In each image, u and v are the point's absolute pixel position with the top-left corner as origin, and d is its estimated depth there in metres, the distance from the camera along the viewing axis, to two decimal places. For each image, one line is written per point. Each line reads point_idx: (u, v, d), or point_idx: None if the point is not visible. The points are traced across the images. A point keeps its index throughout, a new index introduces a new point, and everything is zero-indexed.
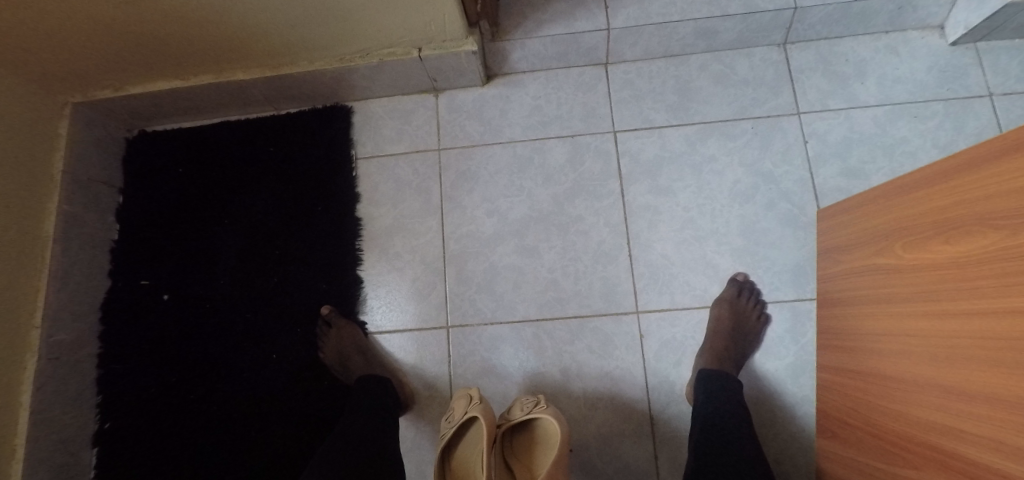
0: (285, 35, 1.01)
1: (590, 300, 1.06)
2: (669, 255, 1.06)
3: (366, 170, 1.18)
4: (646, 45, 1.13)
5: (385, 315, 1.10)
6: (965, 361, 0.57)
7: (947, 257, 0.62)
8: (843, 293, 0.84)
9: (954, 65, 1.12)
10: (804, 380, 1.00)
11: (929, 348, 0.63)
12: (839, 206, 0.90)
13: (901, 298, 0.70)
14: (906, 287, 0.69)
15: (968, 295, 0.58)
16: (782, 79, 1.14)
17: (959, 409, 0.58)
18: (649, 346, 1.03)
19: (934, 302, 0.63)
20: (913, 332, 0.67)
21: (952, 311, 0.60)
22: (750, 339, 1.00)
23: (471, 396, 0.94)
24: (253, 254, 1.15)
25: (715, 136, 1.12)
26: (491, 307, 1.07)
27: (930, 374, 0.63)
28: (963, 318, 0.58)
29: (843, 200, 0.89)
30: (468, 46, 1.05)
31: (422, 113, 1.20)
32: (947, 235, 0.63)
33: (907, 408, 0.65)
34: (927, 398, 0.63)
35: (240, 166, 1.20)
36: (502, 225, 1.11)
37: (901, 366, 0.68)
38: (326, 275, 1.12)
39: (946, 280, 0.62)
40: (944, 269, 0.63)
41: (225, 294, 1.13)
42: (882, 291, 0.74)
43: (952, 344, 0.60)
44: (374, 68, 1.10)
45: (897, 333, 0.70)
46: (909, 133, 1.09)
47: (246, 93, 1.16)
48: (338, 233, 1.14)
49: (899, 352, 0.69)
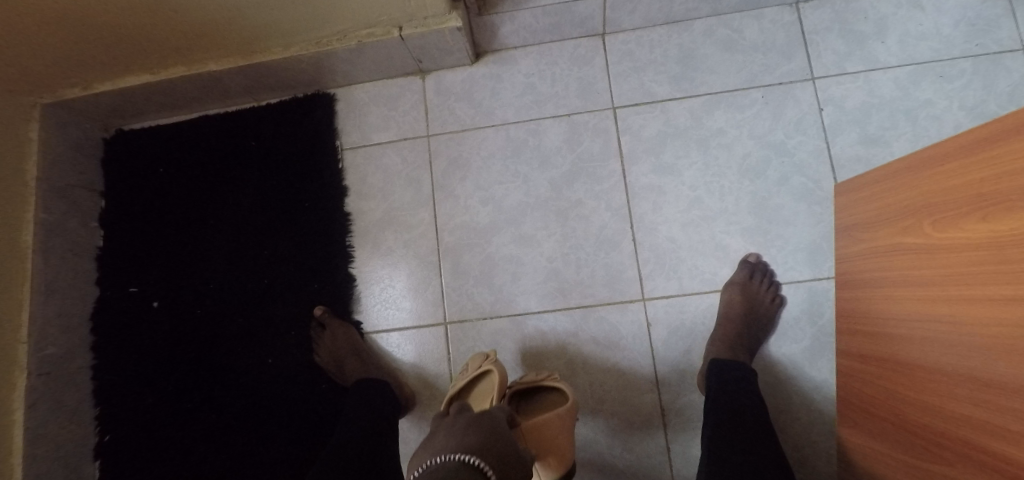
0: (253, 20, 0.94)
1: (593, 289, 1.00)
2: (676, 238, 1.00)
3: (353, 161, 1.12)
4: (646, 11, 1.05)
5: (380, 313, 1.06)
6: (990, 347, 0.51)
7: (982, 237, 0.54)
8: (862, 274, 0.77)
9: (984, 18, 1.03)
10: (824, 362, 0.94)
11: (948, 336, 0.57)
12: (858, 179, 0.83)
13: (920, 281, 0.63)
14: (930, 270, 0.61)
15: (992, 280, 0.51)
16: (794, 41, 1.05)
17: (978, 399, 0.52)
18: (657, 334, 0.98)
19: (961, 287, 0.56)
20: (931, 317, 0.60)
21: (973, 297, 0.54)
22: (764, 323, 0.94)
23: (488, 354, 0.94)
24: (241, 255, 1.11)
25: (722, 108, 1.04)
26: (491, 301, 1.02)
27: (947, 358, 0.57)
28: (989, 303, 0.51)
29: (863, 175, 0.82)
30: (452, 23, 0.97)
31: (409, 97, 1.13)
32: (982, 212, 0.54)
33: (928, 398, 0.60)
34: (945, 388, 0.57)
35: (223, 163, 1.15)
36: (498, 213, 1.06)
37: (919, 352, 0.62)
38: (318, 273, 1.08)
39: (979, 264, 0.53)
40: (978, 252, 0.54)
41: (216, 297, 1.10)
42: (899, 274, 0.67)
43: (973, 325, 0.54)
44: (353, 52, 1.03)
45: (912, 313, 0.64)
46: (934, 95, 1.01)
47: (221, 85, 1.09)
48: (327, 229, 1.09)
49: (916, 338, 0.63)
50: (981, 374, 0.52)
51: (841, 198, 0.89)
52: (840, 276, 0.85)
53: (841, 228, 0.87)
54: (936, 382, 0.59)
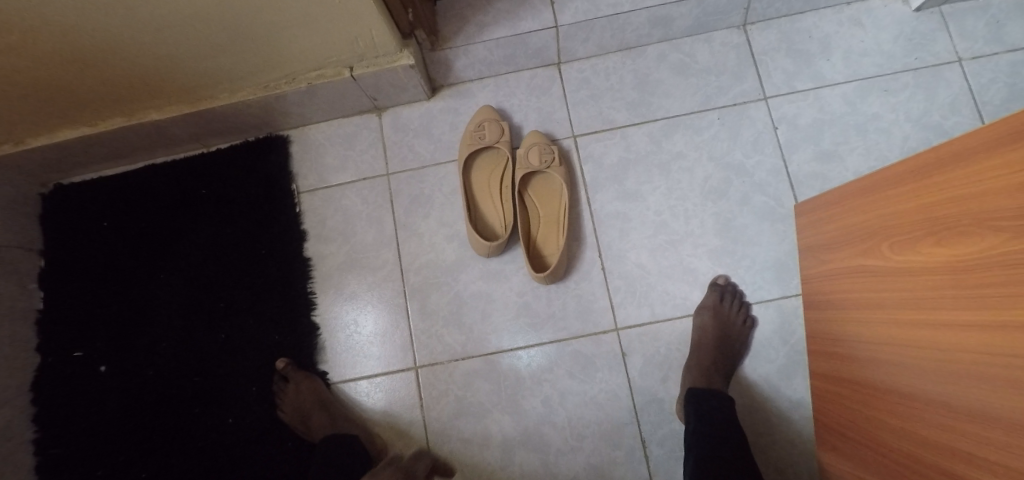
0: (195, 67, 0.90)
1: (566, 322, 0.98)
2: (645, 264, 1.00)
3: (310, 204, 1.08)
4: (599, 39, 1.05)
5: (347, 361, 1.01)
6: (957, 375, 0.51)
7: (939, 261, 0.54)
8: (828, 295, 0.78)
9: (921, 32, 1.07)
10: (798, 381, 0.94)
11: (918, 361, 0.57)
12: (817, 199, 0.84)
13: (886, 304, 0.63)
14: (893, 293, 0.62)
15: (954, 304, 0.51)
16: (745, 63, 1.07)
17: (947, 426, 0.52)
18: (632, 364, 0.96)
19: (924, 311, 0.56)
20: (900, 341, 0.60)
21: (939, 322, 0.54)
22: (737, 345, 0.94)
23: (502, 126, 1.03)
24: (196, 309, 1.05)
25: (681, 131, 1.05)
26: (462, 341, 0.99)
27: (917, 383, 0.57)
28: (954, 329, 0.52)
29: (821, 195, 0.83)
30: (404, 61, 0.95)
31: (366, 135, 1.10)
32: (936, 236, 0.55)
33: (901, 423, 0.59)
34: (916, 413, 0.57)
35: (171, 213, 1.09)
36: (464, 250, 1.03)
37: (891, 377, 0.62)
38: (279, 324, 1.03)
39: (939, 288, 0.54)
40: (936, 276, 0.55)
41: (170, 356, 1.03)
42: (865, 295, 0.67)
43: (938, 349, 0.54)
44: (304, 94, 0.99)
45: (882, 335, 0.64)
46: (881, 109, 1.04)
47: (166, 133, 1.04)
48: (286, 277, 1.04)
49: (888, 361, 0.63)
50: (949, 399, 0.52)
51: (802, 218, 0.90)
52: (808, 297, 0.85)
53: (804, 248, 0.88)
54: (908, 407, 0.58)
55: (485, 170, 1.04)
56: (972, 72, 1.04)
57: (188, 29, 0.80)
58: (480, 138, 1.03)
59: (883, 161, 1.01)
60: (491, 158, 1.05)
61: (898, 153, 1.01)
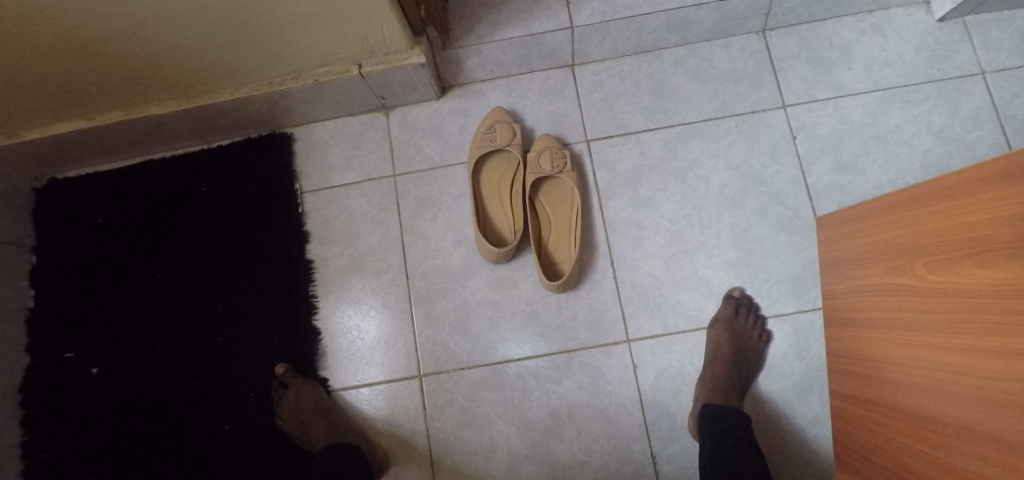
0: (199, 61, 0.87)
1: (576, 332, 0.95)
2: (658, 274, 0.97)
3: (314, 204, 1.05)
4: (615, 42, 1.02)
5: (349, 367, 0.98)
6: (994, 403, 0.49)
7: (978, 285, 0.52)
8: (853, 313, 0.75)
9: (944, 43, 1.04)
10: (813, 398, 0.91)
11: (951, 386, 0.55)
12: (843, 213, 0.81)
13: (919, 326, 0.60)
14: (926, 314, 0.59)
15: (995, 330, 0.49)
16: (764, 70, 1.05)
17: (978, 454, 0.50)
18: (644, 377, 0.93)
19: (961, 335, 0.54)
20: (933, 365, 0.58)
21: (978, 348, 0.51)
22: (752, 360, 0.92)
23: (514, 128, 1.00)
24: (192, 310, 1.01)
25: (697, 138, 1.02)
26: (468, 350, 0.96)
27: (950, 410, 0.54)
28: (994, 356, 0.49)
29: (847, 208, 0.80)
30: (415, 59, 0.92)
31: (373, 134, 1.07)
32: (976, 258, 0.52)
33: (927, 448, 0.57)
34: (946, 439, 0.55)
35: (169, 210, 1.06)
36: (472, 255, 1.00)
37: (921, 401, 0.59)
38: (278, 328, 0.99)
39: (978, 313, 0.51)
40: (975, 299, 0.52)
41: (165, 359, 1.00)
42: (896, 316, 0.65)
43: (977, 376, 0.51)
44: (310, 90, 0.96)
45: (914, 358, 0.61)
46: (902, 120, 1.02)
47: (165, 128, 1.01)
48: (287, 280, 1.01)
49: (919, 385, 0.60)
50: (985, 428, 0.49)
51: (825, 232, 0.87)
52: (830, 314, 0.83)
53: (827, 264, 0.85)
54: (939, 434, 0.56)
55: (495, 173, 1.01)
56: (996, 85, 1.02)
57: (189, 21, 0.77)
58: (490, 141, 1.00)
59: (904, 174, 0.99)
60: (501, 161, 1.02)
61: (919, 166, 0.99)
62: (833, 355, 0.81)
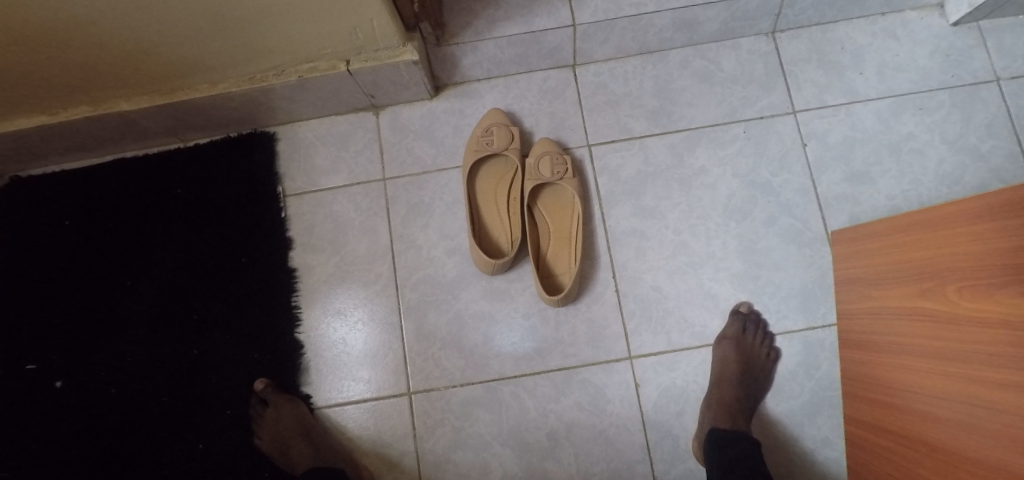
0: (172, 54, 0.80)
1: (575, 348, 0.90)
2: (662, 287, 0.92)
3: (298, 209, 0.99)
4: (618, 41, 0.97)
5: (333, 383, 0.92)
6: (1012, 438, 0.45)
7: (1007, 316, 0.48)
8: (875, 335, 0.71)
9: (958, 48, 1.01)
10: (822, 419, 0.87)
11: (974, 420, 0.51)
12: (864, 228, 0.76)
13: (947, 355, 0.56)
14: (953, 342, 0.55)
15: None
16: (773, 74, 1.00)
17: None
18: (646, 396, 0.88)
19: (987, 367, 0.50)
20: (958, 397, 0.54)
21: (1006, 381, 0.47)
22: (759, 379, 0.87)
23: (512, 131, 0.95)
24: (166, 320, 0.95)
25: (703, 144, 0.97)
26: (461, 366, 0.91)
27: (970, 445, 0.51)
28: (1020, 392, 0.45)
29: (870, 224, 0.75)
30: (407, 56, 0.86)
31: (362, 135, 1.01)
32: (1007, 288, 0.48)
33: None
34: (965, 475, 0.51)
35: (141, 213, 0.99)
36: (466, 265, 0.95)
37: (942, 433, 0.55)
38: (257, 341, 0.93)
39: (1007, 345, 0.47)
40: (1005, 331, 0.48)
41: (135, 373, 0.93)
42: (922, 342, 0.60)
43: (1002, 412, 0.47)
44: (293, 88, 0.90)
45: (940, 390, 0.57)
46: (915, 128, 0.97)
47: (137, 125, 0.94)
48: (268, 289, 0.95)
49: (942, 417, 0.56)
50: (1003, 465, 0.46)
51: (843, 247, 0.83)
52: (848, 335, 0.78)
53: (845, 281, 0.81)
54: (959, 471, 0.52)
55: (491, 178, 0.96)
56: (1011, 93, 0.98)
57: (156, 12, 0.70)
58: (487, 144, 0.94)
59: (917, 185, 0.95)
60: (498, 166, 0.96)
61: (932, 176, 0.95)
62: (851, 378, 0.77)
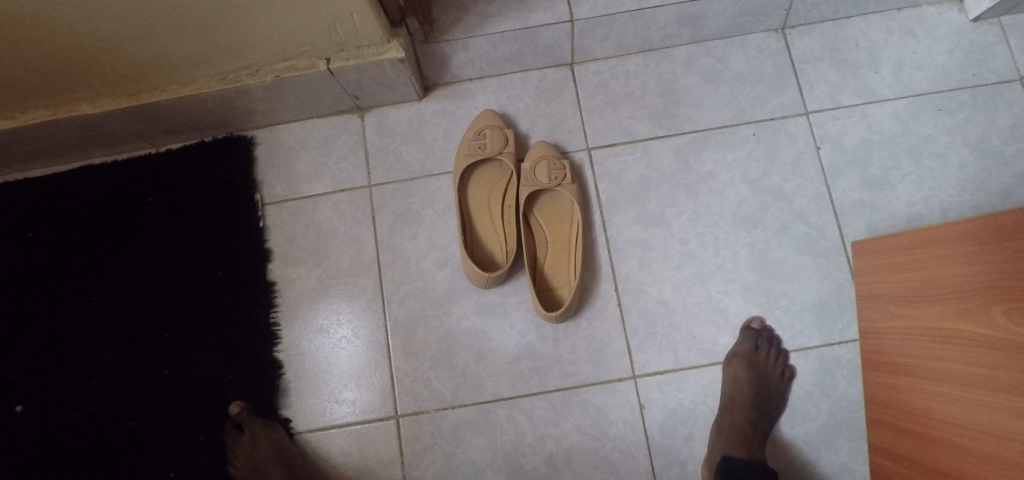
0: (135, 53, 0.74)
1: (575, 367, 0.84)
2: (668, 301, 0.86)
3: (277, 218, 0.92)
4: (619, 38, 0.91)
5: (315, 405, 0.85)
6: None
7: None
8: (907, 358, 0.64)
9: (979, 45, 0.95)
10: (841, 443, 0.81)
11: (1012, 458, 0.45)
12: (890, 239, 0.70)
13: (987, 384, 0.50)
14: (994, 372, 0.49)
15: None
16: (784, 72, 0.94)
17: None
18: (651, 418, 0.82)
19: None
20: (996, 431, 0.48)
21: None
22: (772, 400, 0.82)
23: (507, 134, 0.88)
24: (134, 339, 0.88)
25: (710, 148, 0.91)
26: (453, 387, 0.84)
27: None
28: None
29: (898, 235, 0.69)
30: (392, 53, 0.80)
31: (346, 138, 0.94)
32: None
33: None
34: None
35: (109, 223, 0.92)
36: (458, 278, 0.88)
37: (978, 471, 0.50)
38: (233, 361, 0.86)
39: None
40: None
41: (101, 396, 0.86)
42: (962, 370, 0.54)
43: None
44: (270, 88, 0.83)
45: (977, 423, 0.51)
46: (935, 130, 0.92)
47: (103, 130, 0.87)
48: (244, 304, 0.88)
49: (978, 453, 0.50)
50: None
51: (867, 259, 0.76)
52: (876, 356, 0.72)
53: (871, 297, 0.75)
54: None
55: (485, 184, 0.90)
56: None
57: (111, 8, 0.64)
58: (480, 148, 0.88)
59: (938, 190, 0.89)
60: (491, 171, 0.90)
61: (954, 181, 0.89)
62: (880, 403, 0.71)
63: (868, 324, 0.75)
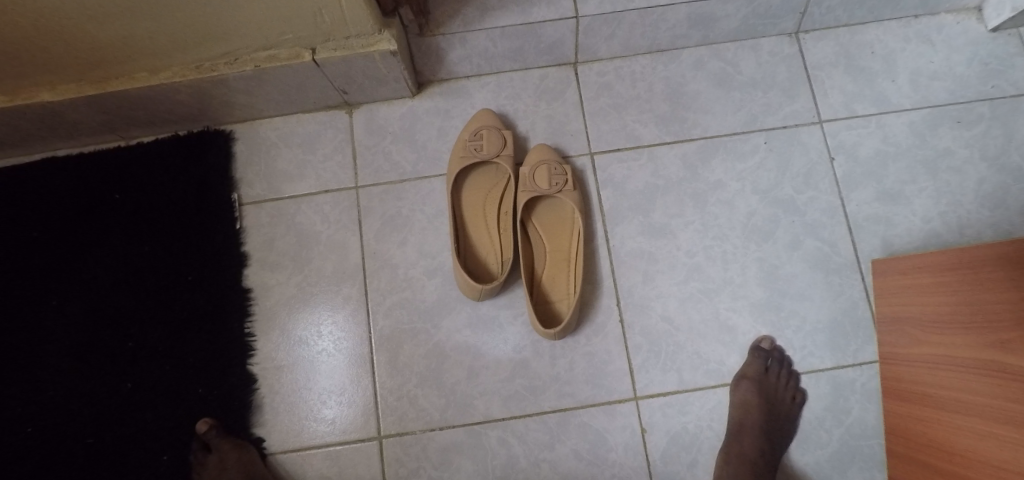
0: (98, 37, 0.67)
1: (572, 387, 0.78)
2: (673, 318, 0.80)
3: (256, 220, 0.86)
4: (626, 37, 0.86)
5: (291, 424, 0.79)
6: None
7: None
8: (940, 390, 0.59)
9: (998, 56, 0.91)
10: (854, 473, 0.76)
11: None
12: (922, 259, 0.66)
13: (1016, 421, 0.46)
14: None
15: None
16: (797, 79, 0.90)
17: None
18: (653, 443, 0.76)
19: None
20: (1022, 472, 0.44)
21: None
22: (782, 426, 0.77)
23: (505, 136, 0.83)
24: (95, 348, 0.81)
25: (719, 156, 0.86)
26: (441, 406, 0.78)
27: None
28: None
29: (932, 255, 0.64)
30: (383, 45, 0.74)
31: (332, 136, 0.88)
32: None
33: None
34: None
35: (72, 221, 0.85)
36: (449, 289, 0.82)
37: None
38: (203, 374, 0.79)
39: None
40: None
41: (55, 410, 0.78)
42: (992, 404, 0.50)
43: None
44: (251, 79, 0.77)
45: (1008, 460, 0.46)
46: (953, 143, 0.87)
47: (66, 119, 0.80)
48: (217, 312, 0.81)
49: None
50: None
51: (894, 279, 0.71)
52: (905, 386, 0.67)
53: (899, 321, 0.70)
54: None
55: (480, 187, 0.84)
56: None
57: None
58: (476, 150, 0.82)
59: (956, 207, 0.84)
60: (488, 175, 0.84)
61: (972, 197, 0.85)
62: (908, 436, 0.66)
63: (897, 350, 0.70)
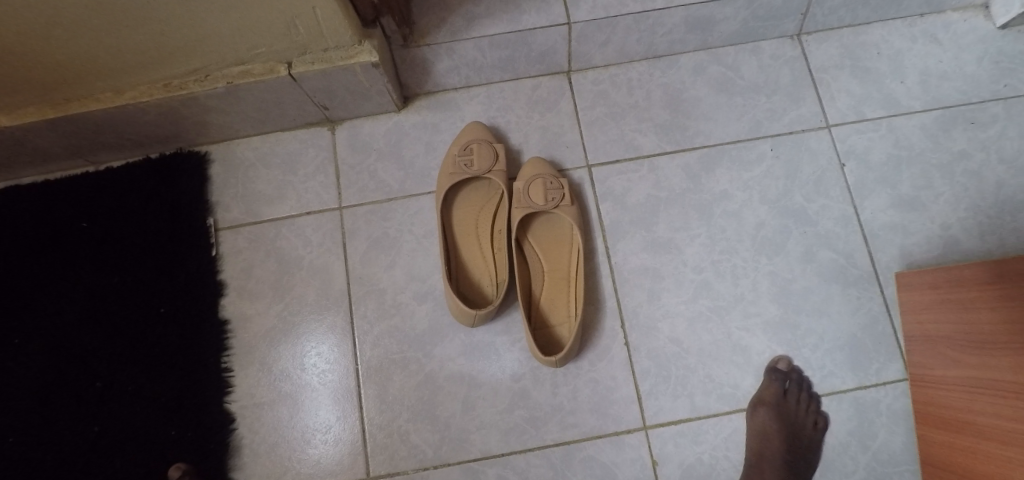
0: (57, 57, 0.62)
1: (577, 417, 0.73)
2: (681, 339, 0.75)
3: (233, 246, 0.80)
4: (621, 43, 0.82)
5: (273, 465, 0.73)
6: None
7: None
8: (988, 418, 0.52)
9: (1009, 54, 0.87)
10: None
11: None
12: (962, 272, 0.60)
13: None
14: None
15: None
16: (801, 82, 0.86)
17: None
18: (665, 477, 0.70)
19: None
20: None
21: None
22: (805, 455, 0.71)
23: (497, 150, 0.78)
24: (60, 389, 0.74)
25: (724, 165, 0.82)
26: (435, 443, 0.72)
27: None
28: None
29: (969, 269, 0.59)
30: (364, 57, 0.69)
31: (314, 154, 0.83)
32: None
33: None
34: None
35: (36, 254, 0.79)
36: (441, 314, 0.77)
37: None
38: (177, 413, 0.73)
39: None
40: None
41: (12, 461, 0.71)
42: None
43: None
44: (225, 97, 0.72)
45: None
46: (968, 145, 0.83)
47: (28, 145, 0.75)
48: (191, 347, 0.76)
49: None
50: None
51: (928, 294, 0.66)
52: (949, 411, 0.61)
53: (936, 340, 0.64)
54: None
55: (472, 205, 0.79)
56: None
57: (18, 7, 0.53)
58: (465, 166, 0.77)
59: (976, 212, 0.80)
60: (479, 192, 0.79)
61: (992, 202, 0.80)
62: (950, 467, 0.60)
63: (935, 371, 0.64)
